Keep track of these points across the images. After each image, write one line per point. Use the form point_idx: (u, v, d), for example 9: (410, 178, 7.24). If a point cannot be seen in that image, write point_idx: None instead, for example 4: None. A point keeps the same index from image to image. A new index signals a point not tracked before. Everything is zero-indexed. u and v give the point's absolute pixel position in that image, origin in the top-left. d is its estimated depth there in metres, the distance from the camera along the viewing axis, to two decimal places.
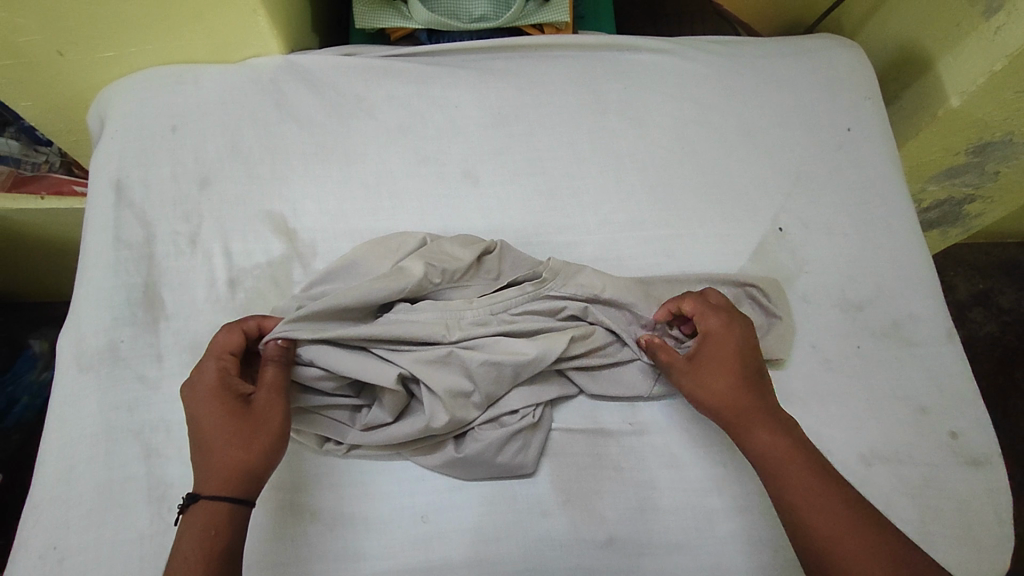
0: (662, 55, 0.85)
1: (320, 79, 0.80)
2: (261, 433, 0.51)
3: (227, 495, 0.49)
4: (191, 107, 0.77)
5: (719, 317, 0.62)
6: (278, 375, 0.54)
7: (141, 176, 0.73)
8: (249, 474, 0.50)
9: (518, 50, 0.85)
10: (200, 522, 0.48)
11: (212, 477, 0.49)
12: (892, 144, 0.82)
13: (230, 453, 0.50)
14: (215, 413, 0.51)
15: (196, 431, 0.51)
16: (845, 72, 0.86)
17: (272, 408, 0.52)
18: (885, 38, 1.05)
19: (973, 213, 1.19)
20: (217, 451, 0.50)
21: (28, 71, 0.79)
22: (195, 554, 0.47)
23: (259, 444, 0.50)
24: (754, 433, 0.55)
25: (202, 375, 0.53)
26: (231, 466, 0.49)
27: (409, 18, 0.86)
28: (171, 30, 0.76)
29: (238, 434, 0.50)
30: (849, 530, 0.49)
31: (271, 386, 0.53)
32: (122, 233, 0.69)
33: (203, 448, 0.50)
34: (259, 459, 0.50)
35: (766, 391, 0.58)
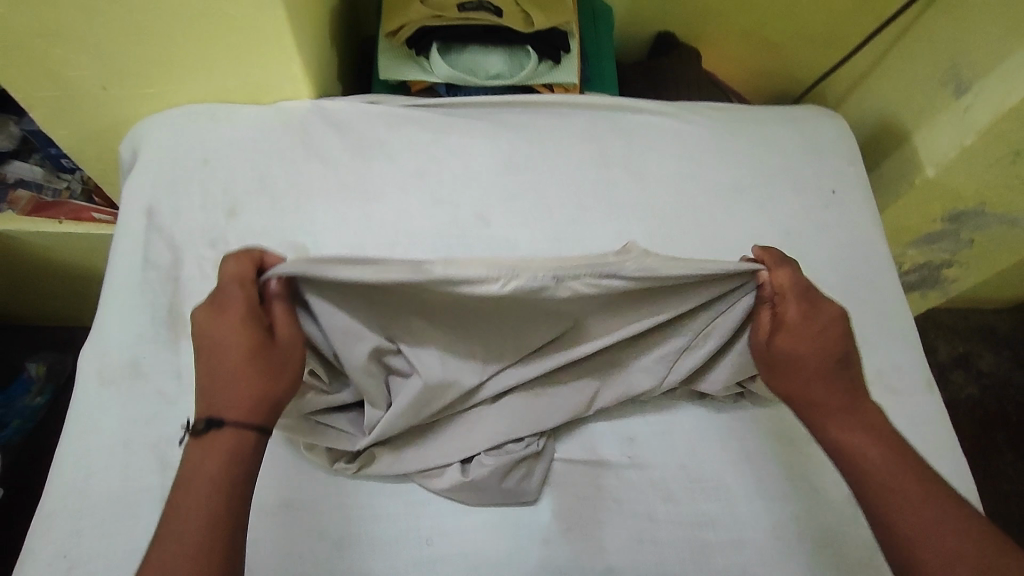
0: (664, 117, 0.92)
1: (346, 123, 0.86)
2: (290, 368, 0.52)
3: (257, 424, 0.50)
4: (223, 142, 0.83)
5: (798, 305, 0.58)
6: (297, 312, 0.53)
7: (172, 204, 0.78)
8: (270, 406, 0.51)
9: (531, 106, 0.92)
10: (220, 448, 0.49)
11: (239, 406, 0.50)
12: (874, 207, 0.89)
13: (254, 386, 0.50)
14: (244, 344, 0.51)
15: (220, 359, 0.51)
16: (830, 139, 0.94)
17: (297, 345, 0.53)
18: (867, 111, 1.14)
19: (950, 277, 1.26)
20: (241, 381, 0.50)
21: (71, 101, 0.84)
22: (213, 477, 0.48)
23: (287, 378, 0.52)
24: (830, 426, 0.56)
25: (225, 300, 0.52)
26: (261, 397, 0.50)
27: (430, 72, 0.91)
28: (211, 70, 0.82)
29: (267, 368, 0.51)
30: (928, 524, 0.49)
31: (293, 323, 0.53)
32: (151, 255, 0.73)
33: (232, 376, 0.50)
34: (286, 391, 0.52)
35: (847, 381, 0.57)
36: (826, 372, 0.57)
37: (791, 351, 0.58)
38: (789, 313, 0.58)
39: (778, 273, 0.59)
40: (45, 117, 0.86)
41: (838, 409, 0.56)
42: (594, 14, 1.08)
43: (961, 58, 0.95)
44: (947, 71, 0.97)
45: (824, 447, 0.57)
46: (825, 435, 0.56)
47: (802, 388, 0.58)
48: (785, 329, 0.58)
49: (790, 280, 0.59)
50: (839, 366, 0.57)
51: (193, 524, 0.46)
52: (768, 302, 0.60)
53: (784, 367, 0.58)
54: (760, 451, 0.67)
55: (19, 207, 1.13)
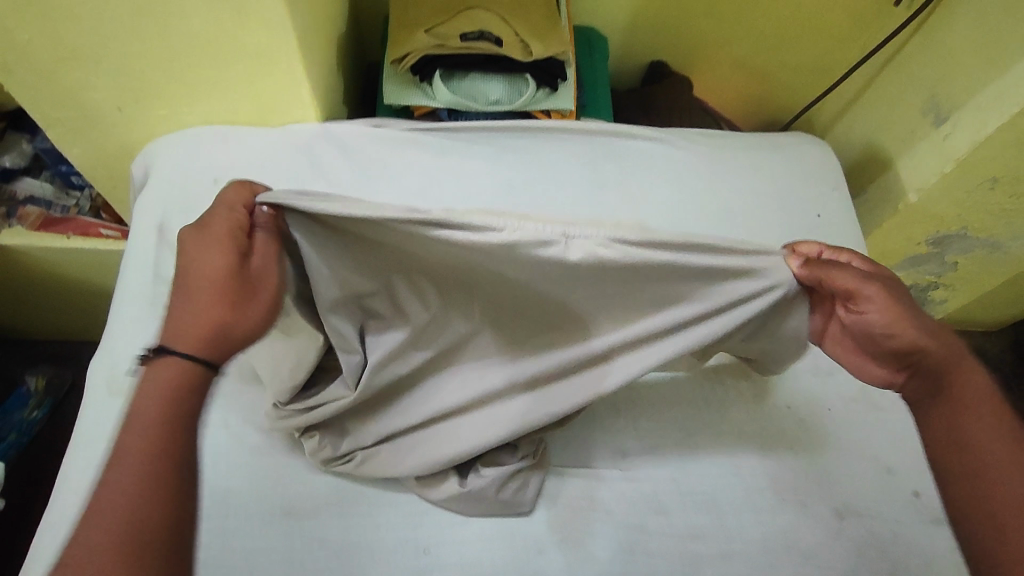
0: (656, 142, 0.96)
1: (351, 146, 0.90)
2: (250, 303, 0.53)
3: (201, 354, 0.50)
4: (233, 163, 0.86)
5: (861, 259, 0.62)
6: (270, 242, 0.56)
7: (183, 222, 0.81)
8: (222, 328, 0.52)
9: (529, 132, 0.95)
10: (163, 376, 0.49)
11: (189, 331, 0.51)
12: (859, 231, 0.92)
13: (211, 306, 0.52)
14: (214, 265, 0.53)
15: (187, 276, 0.53)
16: (815, 165, 0.98)
17: (264, 280, 0.55)
18: (853, 139, 1.19)
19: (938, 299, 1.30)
20: (200, 297, 0.52)
21: (86, 121, 0.87)
22: (156, 413, 0.47)
23: (246, 313, 0.53)
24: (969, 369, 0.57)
25: (213, 221, 0.55)
26: (212, 324, 0.51)
27: (431, 97, 0.94)
28: (223, 93, 0.86)
29: (227, 296, 0.52)
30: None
31: (264, 254, 0.55)
32: (162, 270, 0.76)
33: (193, 294, 0.52)
34: (241, 325, 0.53)
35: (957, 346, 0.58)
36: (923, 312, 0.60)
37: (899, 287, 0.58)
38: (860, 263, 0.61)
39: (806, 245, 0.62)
40: (60, 136, 0.89)
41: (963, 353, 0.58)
42: (590, 44, 1.13)
43: (939, 89, 0.99)
44: (927, 101, 1.02)
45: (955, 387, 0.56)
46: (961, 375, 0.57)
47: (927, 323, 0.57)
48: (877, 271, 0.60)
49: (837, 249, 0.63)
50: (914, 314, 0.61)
51: (139, 458, 0.45)
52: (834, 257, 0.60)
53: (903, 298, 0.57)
54: (746, 464, 0.70)
55: (27, 222, 1.16)
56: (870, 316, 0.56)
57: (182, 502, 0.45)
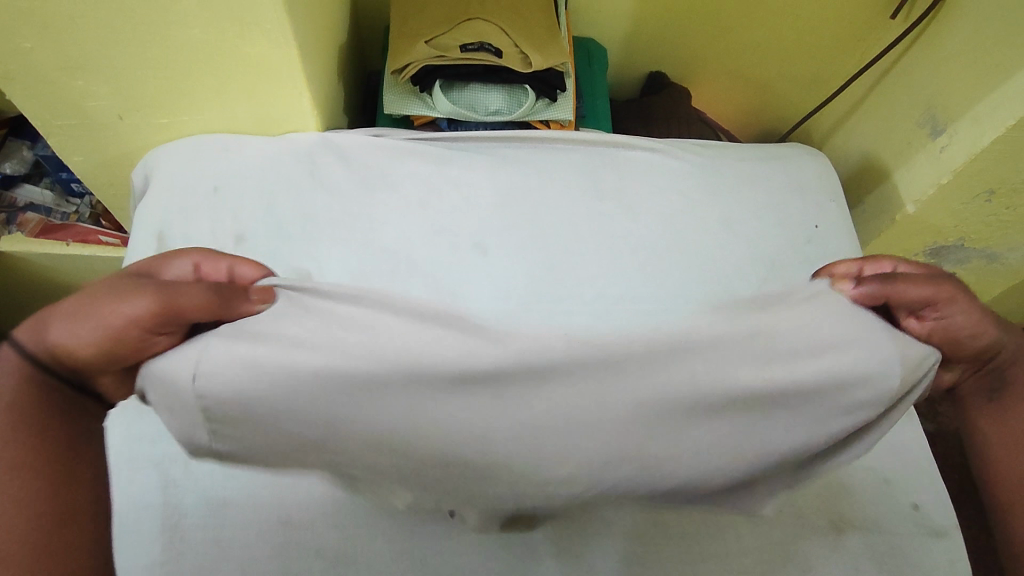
0: (654, 153, 0.97)
1: (350, 154, 0.90)
2: (93, 338, 0.51)
3: (38, 362, 0.52)
4: (233, 172, 0.86)
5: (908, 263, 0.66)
6: (148, 308, 0.50)
7: (182, 231, 0.81)
8: (66, 316, 0.52)
9: (529, 142, 0.96)
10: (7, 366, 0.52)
11: (35, 336, 0.52)
12: (856, 243, 0.93)
13: (82, 297, 0.53)
14: (102, 294, 0.52)
15: (89, 290, 0.54)
16: (812, 176, 0.98)
17: (116, 335, 0.50)
18: (851, 150, 1.20)
19: None
20: (78, 310, 0.52)
21: (87, 130, 0.88)
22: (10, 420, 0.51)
23: (86, 344, 0.51)
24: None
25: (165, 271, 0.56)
26: (61, 341, 0.52)
27: (432, 107, 0.95)
28: (223, 101, 0.86)
29: (82, 321, 0.51)
30: None
31: (131, 317, 0.50)
32: None
33: (75, 302, 0.53)
34: (79, 353, 0.52)
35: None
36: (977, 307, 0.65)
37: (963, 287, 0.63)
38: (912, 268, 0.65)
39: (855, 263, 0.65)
40: (61, 145, 0.90)
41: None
42: (589, 55, 1.13)
43: (936, 101, 1.00)
44: (923, 112, 1.02)
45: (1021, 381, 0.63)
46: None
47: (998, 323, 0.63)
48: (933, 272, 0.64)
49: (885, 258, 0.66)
50: None
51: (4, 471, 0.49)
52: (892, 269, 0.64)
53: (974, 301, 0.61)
54: None
55: (27, 229, 1.16)
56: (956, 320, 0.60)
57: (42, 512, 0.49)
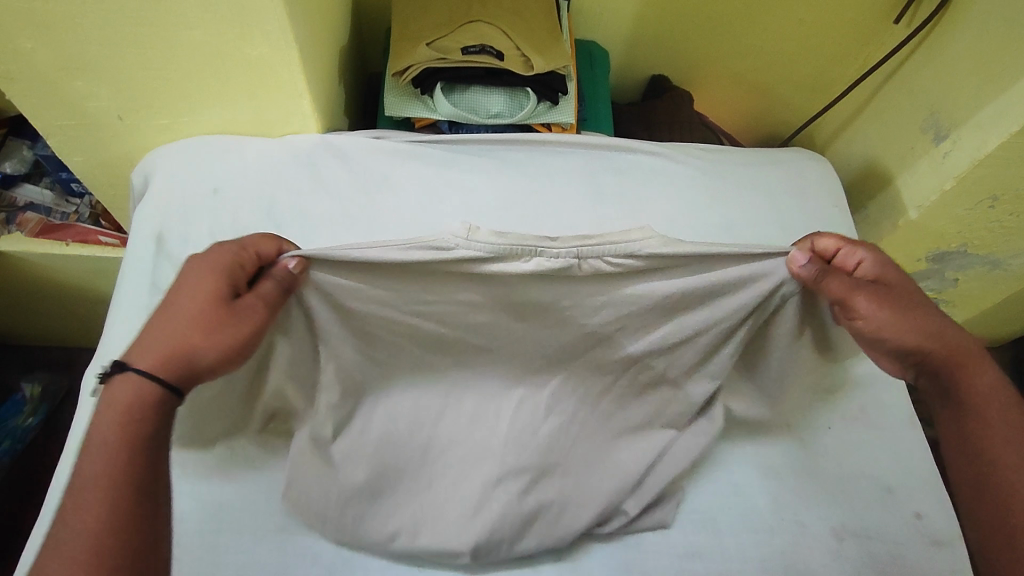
0: (655, 156, 0.96)
1: (351, 156, 0.89)
2: (230, 330, 0.57)
3: (160, 380, 0.54)
4: (232, 174, 0.86)
5: (867, 252, 0.66)
6: (272, 291, 0.59)
7: (181, 232, 0.81)
8: (187, 346, 0.56)
9: (530, 145, 0.95)
10: (120, 398, 0.53)
11: (148, 357, 0.55)
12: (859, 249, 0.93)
13: (192, 326, 0.56)
14: (208, 300, 0.57)
15: (178, 302, 0.57)
16: (815, 182, 0.98)
17: (251, 316, 0.58)
18: (854, 154, 1.20)
19: None
20: (198, 319, 0.57)
21: (87, 131, 0.88)
22: (120, 439, 0.52)
23: (218, 339, 0.57)
24: (979, 376, 0.61)
25: (213, 257, 0.59)
26: (185, 345, 0.56)
27: (432, 109, 0.94)
28: (223, 103, 0.85)
29: (209, 323, 0.57)
30: None
31: (263, 298, 0.59)
32: (160, 280, 0.78)
33: (176, 313, 0.57)
34: (211, 353, 0.57)
35: (967, 348, 0.62)
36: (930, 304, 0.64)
37: (908, 294, 0.64)
38: (869, 261, 0.65)
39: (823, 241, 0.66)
40: (61, 145, 0.90)
41: (979, 357, 0.62)
42: (591, 57, 1.13)
43: (940, 106, 0.99)
44: (926, 117, 1.02)
45: (964, 389, 0.61)
46: (971, 379, 0.61)
47: (939, 331, 0.62)
48: (883, 269, 0.65)
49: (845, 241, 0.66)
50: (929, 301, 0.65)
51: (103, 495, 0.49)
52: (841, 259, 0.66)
53: (907, 311, 0.62)
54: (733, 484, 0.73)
55: (26, 228, 1.15)
56: (875, 320, 0.62)
57: (148, 527, 0.50)
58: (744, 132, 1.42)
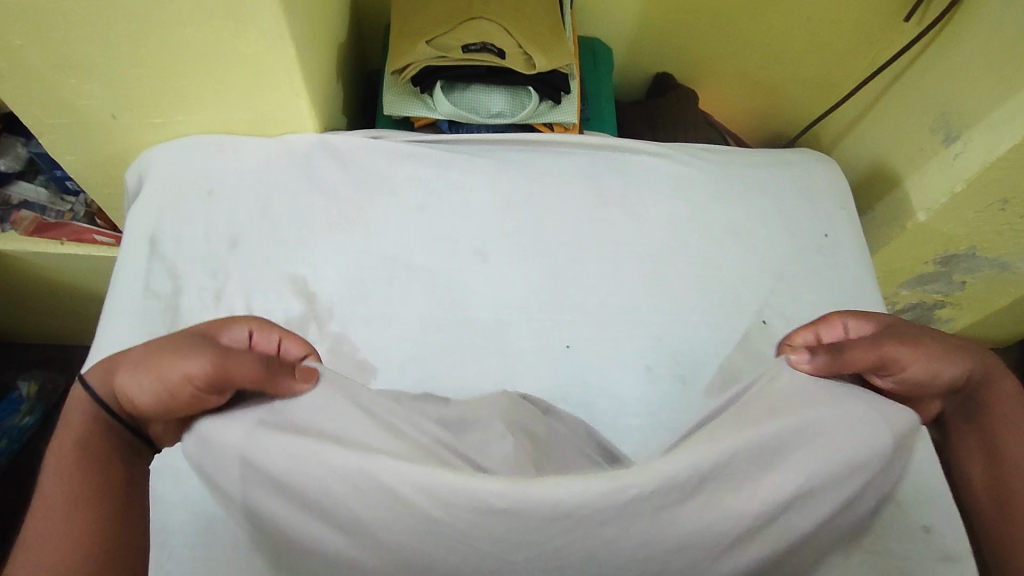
0: (660, 158, 0.94)
1: (349, 157, 0.87)
2: (154, 381, 0.49)
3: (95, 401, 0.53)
4: (227, 175, 0.84)
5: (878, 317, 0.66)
6: (203, 365, 0.48)
7: (174, 234, 0.79)
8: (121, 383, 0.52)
9: (532, 145, 0.93)
10: (73, 419, 0.53)
11: (99, 376, 0.54)
12: (867, 254, 0.91)
13: (132, 362, 0.51)
14: (163, 346, 0.51)
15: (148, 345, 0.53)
16: (823, 184, 0.95)
17: (170, 377, 0.48)
18: (861, 155, 1.18)
19: (944, 317, 1.36)
20: (148, 356, 0.51)
21: (79, 129, 0.86)
22: (66, 452, 0.51)
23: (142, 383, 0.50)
24: (1002, 398, 0.63)
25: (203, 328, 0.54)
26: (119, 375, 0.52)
27: (433, 109, 0.92)
28: (218, 102, 0.83)
29: (146, 364, 0.51)
30: None
31: (191, 368, 0.48)
32: (152, 283, 0.76)
33: (141, 351, 0.53)
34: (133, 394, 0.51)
35: (996, 374, 0.64)
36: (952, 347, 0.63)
37: (921, 337, 0.62)
38: (885, 322, 0.65)
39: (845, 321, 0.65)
40: (53, 144, 0.88)
41: (1006, 380, 0.64)
42: (595, 55, 1.11)
43: (951, 107, 0.97)
44: (937, 118, 1.00)
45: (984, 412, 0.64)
46: (994, 402, 0.63)
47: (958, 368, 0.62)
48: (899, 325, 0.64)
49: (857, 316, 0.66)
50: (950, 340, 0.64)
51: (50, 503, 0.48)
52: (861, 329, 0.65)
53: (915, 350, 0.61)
54: None
55: (21, 227, 1.14)
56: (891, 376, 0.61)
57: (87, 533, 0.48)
58: (749, 132, 1.40)
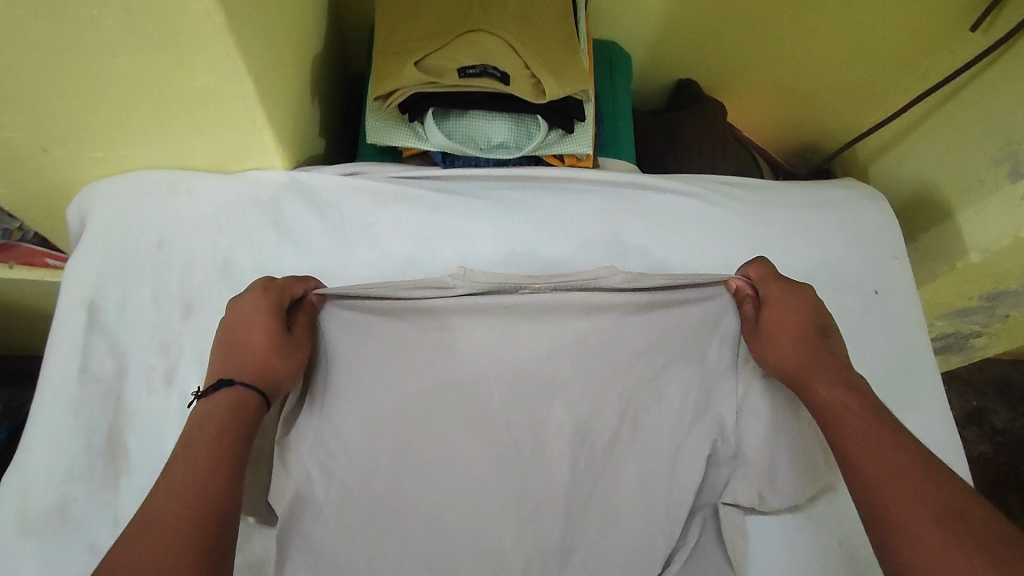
0: (687, 198, 0.81)
1: (324, 199, 0.75)
2: (299, 352, 0.60)
3: (258, 388, 0.55)
4: (182, 223, 0.72)
5: (778, 286, 0.64)
6: (308, 321, 0.63)
7: (120, 297, 0.68)
8: (274, 375, 0.57)
9: (539, 181, 0.80)
10: (239, 401, 0.54)
11: (245, 373, 0.56)
12: (920, 311, 0.80)
13: (271, 352, 0.57)
14: (267, 326, 0.58)
15: (246, 334, 0.58)
16: (872, 227, 0.83)
17: (306, 343, 0.61)
18: (903, 176, 1.05)
19: (977, 344, 1.26)
20: (274, 339, 0.58)
21: (5, 163, 0.72)
22: (224, 414, 0.52)
23: (296, 360, 0.59)
24: (818, 391, 0.58)
25: (253, 301, 0.60)
26: (267, 366, 0.57)
27: (424, 139, 0.78)
28: (166, 133, 0.69)
29: (281, 348, 0.58)
30: (897, 476, 0.49)
31: (305, 328, 0.62)
32: (90, 363, 0.64)
33: (249, 342, 0.58)
34: (290, 370, 0.59)
35: (827, 371, 0.59)
36: (810, 338, 0.61)
37: (783, 319, 0.62)
38: (773, 291, 0.64)
39: (756, 269, 0.66)
40: None
41: (840, 375, 0.58)
42: (612, 64, 0.96)
43: (1017, 136, 0.84)
44: (1001, 147, 0.86)
45: (817, 411, 0.57)
46: (816, 397, 0.57)
47: (796, 358, 0.60)
48: (779, 303, 0.63)
49: (763, 277, 0.65)
50: (825, 331, 0.62)
51: (211, 440, 0.49)
52: (750, 299, 0.65)
53: (774, 337, 0.61)
54: None
55: None
56: (751, 343, 0.63)
57: (237, 479, 0.49)
58: (774, 145, 1.27)
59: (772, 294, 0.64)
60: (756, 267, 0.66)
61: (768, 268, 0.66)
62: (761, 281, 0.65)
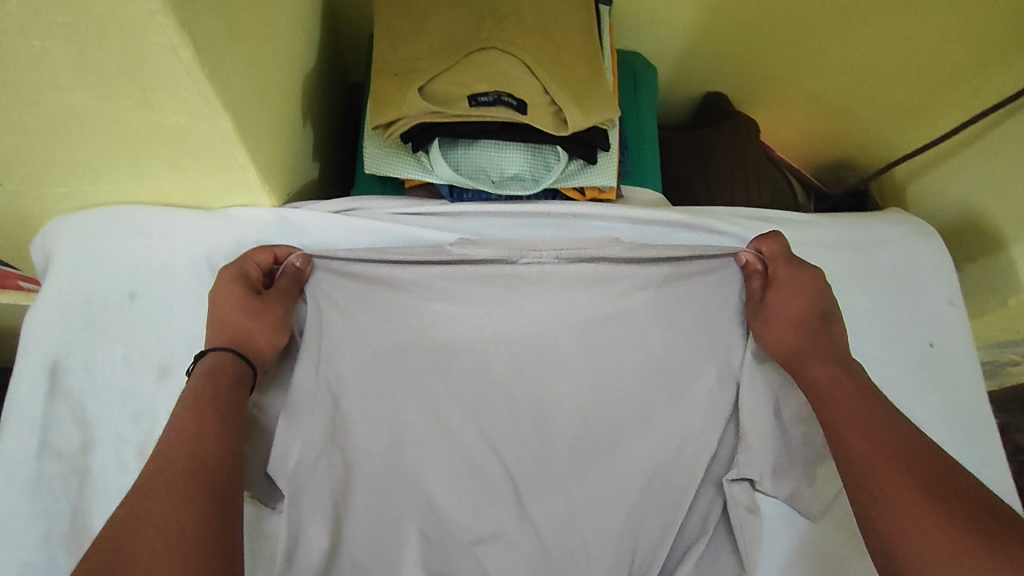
0: (722, 238, 0.73)
1: (317, 243, 0.67)
2: (270, 308, 0.55)
3: (230, 348, 0.52)
4: (157, 271, 0.64)
5: (787, 265, 0.60)
6: (291, 285, 0.58)
7: (86, 359, 0.61)
8: (249, 338, 0.54)
9: (557, 218, 0.71)
10: (213, 366, 0.51)
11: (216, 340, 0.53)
12: (979, 365, 0.72)
13: (243, 313, 0.54)
14: (235, 289, 0.55)
15: (217, 304, 0.55)
16: (924, 270, 0.75)
17: (282, 299, 0.57)
18: (944, 198, 0.95)
19: (1015, 372, 1.18)
20: (242, 300, 0.55)
21: None
22: (209, 390, 0.49)
23: (268, 316, 0.55)
24: (817, 375, 0.54)
25: (224, 274, 0.57)
26: (238, 327, 0.53)
27: (429, 171, 0.70)
28: (135, 168, 0.60)
29: (248, 307, 0.54)
30: (898, 470, 0.45)
31: (283, 290, 0.57)
32: (53, 436, 0.58)
33: (219, 310, 0.55)
34: (262, 325, 0.54)
35: (826, 356, 0.55)
36: (810, 322, 0.57)
37: (786, 300, 0.58)
38: (781, 270, 0.60)
39: (767, 244, 0.62)
40: None
41: (842, 364, 0.54)
42: (635, 80, 0.87)
43: None
44: None
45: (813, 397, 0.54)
46: (814, 384, 0.54)
47: (795, 339, 0.56)
48: (784, 282, 0.59)
49: (772, 254, 0.61)
50: (829, 317, 0.58)
51: (211, 412, 0.47)
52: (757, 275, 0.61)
53: (777, 315, 0.58)
54: None
55: None
56: (753, 322, 0.59)
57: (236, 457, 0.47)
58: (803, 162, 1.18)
59: (776, 272, 0.60)
60: (767, 242, 0.62)
61: (779, 245, 0.62)
62: (772, 259, 0.61)
